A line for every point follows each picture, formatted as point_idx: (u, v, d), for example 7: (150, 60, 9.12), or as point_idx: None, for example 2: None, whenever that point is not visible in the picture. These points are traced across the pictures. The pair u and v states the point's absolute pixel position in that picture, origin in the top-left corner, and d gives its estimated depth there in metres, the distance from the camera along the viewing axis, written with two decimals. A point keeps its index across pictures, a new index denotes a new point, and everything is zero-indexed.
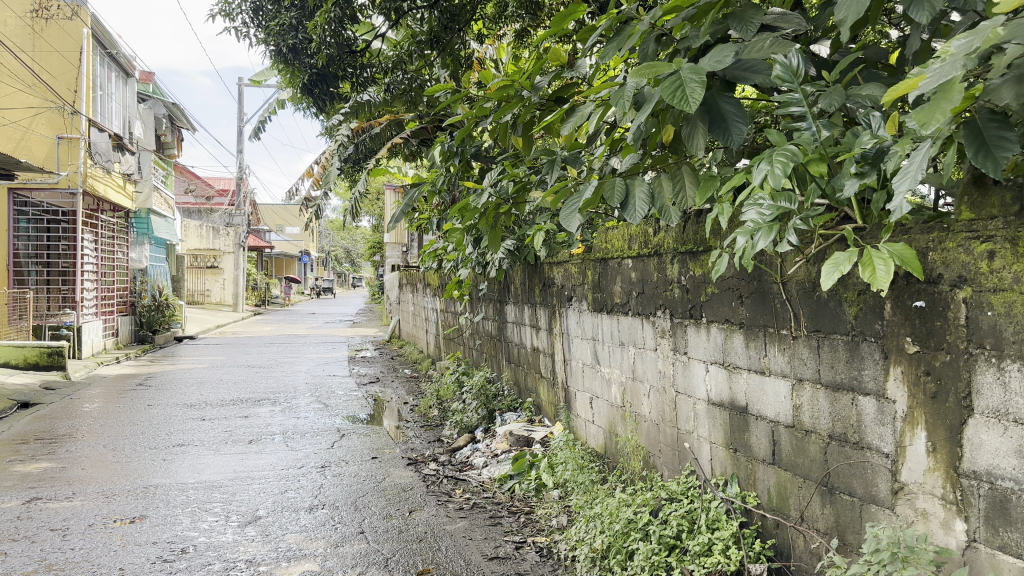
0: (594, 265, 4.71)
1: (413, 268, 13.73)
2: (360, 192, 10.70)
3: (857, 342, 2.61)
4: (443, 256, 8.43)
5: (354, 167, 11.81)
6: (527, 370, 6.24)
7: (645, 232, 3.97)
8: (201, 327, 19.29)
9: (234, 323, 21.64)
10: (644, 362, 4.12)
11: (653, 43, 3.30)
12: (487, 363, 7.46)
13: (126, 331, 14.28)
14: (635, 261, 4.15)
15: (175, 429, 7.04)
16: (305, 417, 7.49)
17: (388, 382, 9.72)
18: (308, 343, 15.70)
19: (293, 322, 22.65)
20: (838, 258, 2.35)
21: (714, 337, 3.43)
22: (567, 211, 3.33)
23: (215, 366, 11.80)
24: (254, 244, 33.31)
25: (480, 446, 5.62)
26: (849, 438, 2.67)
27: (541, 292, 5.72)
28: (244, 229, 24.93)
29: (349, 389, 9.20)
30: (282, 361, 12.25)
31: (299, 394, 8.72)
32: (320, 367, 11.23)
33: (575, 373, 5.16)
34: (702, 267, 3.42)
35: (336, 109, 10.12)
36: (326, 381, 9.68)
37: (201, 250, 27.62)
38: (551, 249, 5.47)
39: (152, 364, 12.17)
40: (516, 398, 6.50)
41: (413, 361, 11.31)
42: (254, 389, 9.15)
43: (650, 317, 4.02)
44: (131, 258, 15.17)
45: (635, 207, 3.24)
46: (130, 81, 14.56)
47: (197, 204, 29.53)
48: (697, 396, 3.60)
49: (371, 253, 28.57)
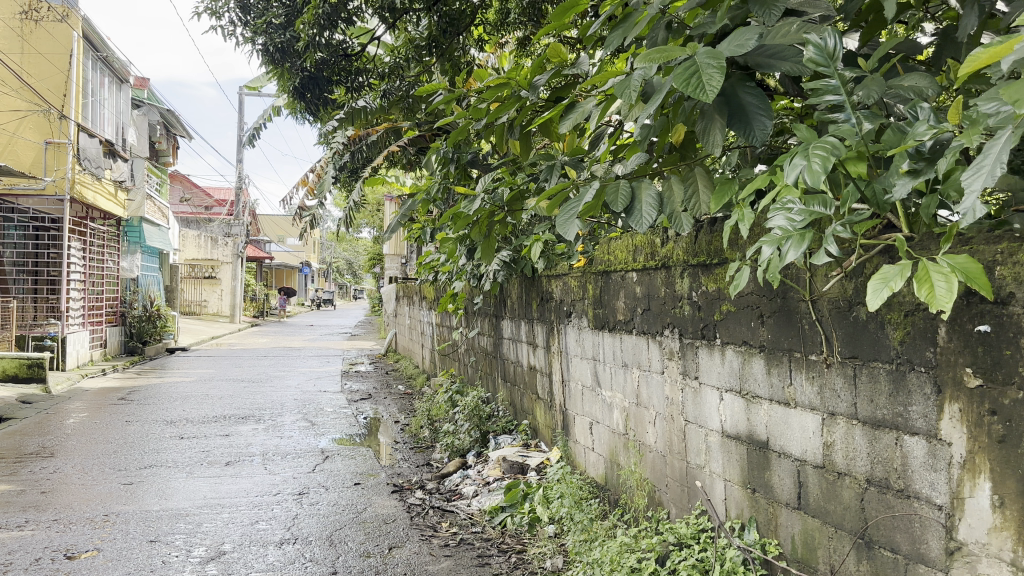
0: (595, 278, 4.33)
1: (411, 281, 13.35)
2: (356, 201, 10.33)
3: (903, 372, 2.22)
4: (438, 268, 8.05)
5: (351, 175, 11.45)
6: (524, 390, 5.83)
7: (652, 243, 3.58)
8: (195, 338, 18.91)
9: (229, 334, 21.25)
10: (649, 387, 3.73)
11: (663, 31, 2.94)
12: (481, 382, 7.06)
13: (115, 341, 13.89)
14: (639, 274, 3.76)
15: (151, 448, 6.64)
16: (289, 437, 7.08)
17: (380, 399, 9.31)
18: (302, 356, 15.30)
19: (291, 334, 22.29)
20: (887, 273, 1.95)
21: (729, 360, 3.04)
22: (564, 216, 2.94)
23: (203, 380, 11.41)
24: (253, 254, 32.97)
25: (470, 473, 5.21)
26: (892, 485, 2.28)
27: (539, 308, 5.33)
28: (242, 239, 24.57)
29: (339, 406, 8.80)
30: (273, 375, 11.85)
31: (286, 411, 8.32)
32: (311, 382, 10.81)
33: (574, 395, 4.76)
34: (717, 283, 3.04)
35: (331, 114, 9.77)
36: (315, 398, 9.27)
37: (199, 260, 27.28)
38: (549, 261, 5.09)
39: (138, 377, 11.78)
40: (511, 420, 6.10)
41: (408, 376, 10.90)
42: (239, 405, 8.75)
43: (656, 336, 3.63)
44: (121, 267, 14.81)
45: (641, 213, 2.85)
46: (124, 86, 14.25)
47: (195, 214, 29.21)
48: (710, 426, 3.21)
49: (371, 265, 28.23)
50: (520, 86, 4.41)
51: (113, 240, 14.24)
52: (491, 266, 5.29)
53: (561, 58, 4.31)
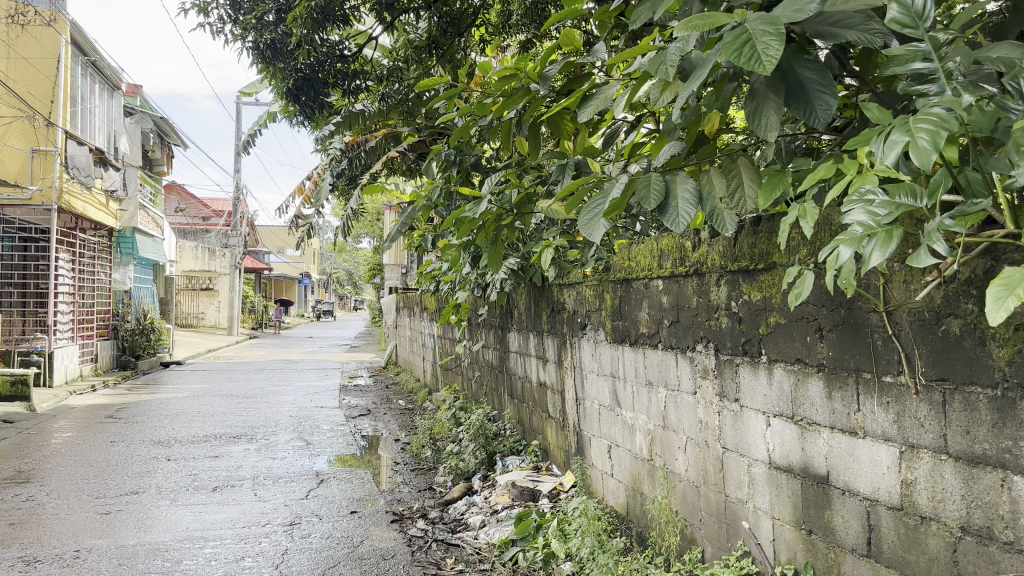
0: (612, 287, 3.92)
1: (411, 291, 12.95)
2: (354, 209, 9.93)
3: (1012, 399, 1.81)
4: (439, 278, 7.65)
5: (349, 183, 11.07)
6: (533, 408, 5.42)
7: (682, 247, 3.18)
8: (191, 352, 18.50)
9: (227, 347, 20.82)
10: (678, 408, 3.32)
11: (698, 4, 2.56)
12: (486, 398, 6.65)
13: (107, 356, 13.48)
14: (665, 281, 3.36)
15: (134, 472, 6.22)
16: (282, 458, 6.66)
17: (380, 415, 8.89)
18: (300, 369, 14.88)
19: (289, 346, 21.86)
20: (1011, 278, 1.55)
21: (778, 381, 2.64)
22: (587, 215, 2.49)
23: (195, 396, 10.98)
24: (251, 265, 32.58)
25: (476, 500, 4.79)
26: (996, 536, 1.87)
27: (550, 319, 4.92)
28: (240, 250, 24.20)
29: (336, 423, 8.38)
30: (269, 390, 11.43)
31: (280, 429, 7.90)
32: (308, 398, 10.39)
33: (590, 415, 4.36)
34: (765, 291, 2.64)
35: (327, 119, 9.40)
36: (312, 414, 8.85)
37: (196, 272, 26.88)
38: (561, 268, 4.67)
39: (130, 393, 11.37)
40: (519, 439, 5.68)
41: (408, 390, 10.48)
42: (231, 423, 8.33)
43: (687, 352, 3.22)
44: (113, 279, 14.42)
45: (679, 211, 2.42)
46: (116, 93, 13.89)
47: (193, 225, 28.84)
48: (754, 456, 2.81)
49: (371, 276, 27.85)
50: (530, 79, 4.02)
51: (104, 251, 13.85)
52: (497, 274, 4.88)
53: (574, 46, 3.93)
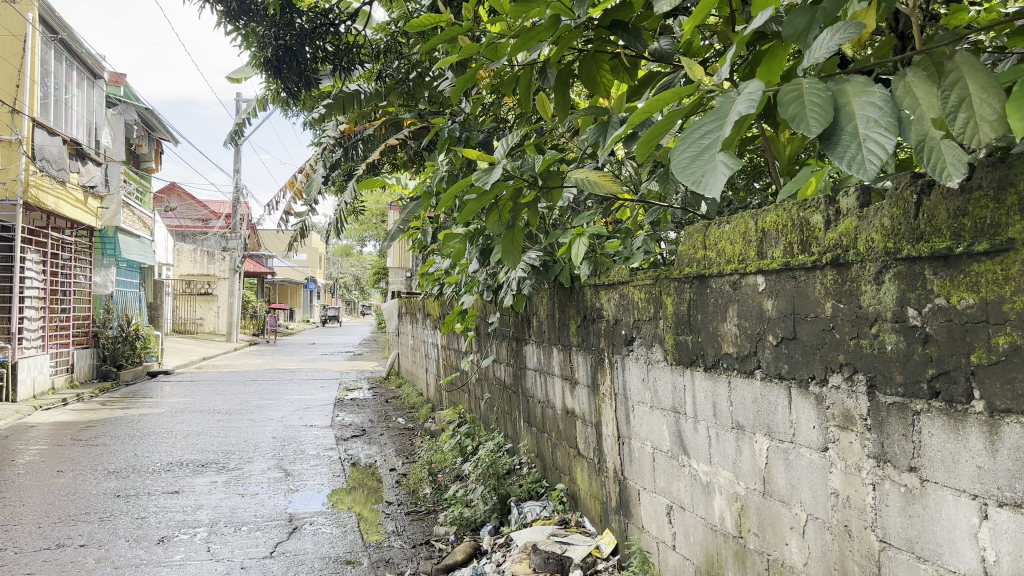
0: (673, 288, 2.81)
1: (414, 296, 11.84)
2: (348, 202, 8.81)
3: None
4: (444, 281, 6.52)
5: (345, 175, 9.97)
6: (557, 442, 4.29)
7: (805, 225, 2.07)
8: (183, 360, 17.39)
9: (222, 355, 19.72)
10: (792, 470, 2.22)
11: None
12: (497, 424, 5.52)
13: (84, 367, 12.41)
14: (769, 278, 2.25)
15: (70, 513, 5.10)
16: (252, 495, 5.52)
17: (376, 437, 7.77)
18: (294, 380, 13.73)
19: (288, 353, 20.74)
20: None
21: (1013, 446, 1.53)
22: (686, 146, 1.37)
23: (173, 411, 9.85)
24: (253, 269, 31.49)
25: (485, 568, 3.66)
26: None
27: (580, 331, 3.80)
28: (239, 253, 23.12)
29: (324, 447, 7.25)
30: (257, 404, 10.31)
31: (258, 455, 6.78)
32: (297, 414, 9.26)
33: (637, 462, 3.23)
34: (992, 293, 1.55)
35: (319, 100, 8.31)
36: (298, 436, 7.73)
37: (194, 276, 25.79)
38: (598, 264, 3.55)
39: (103, 408, 10.27)
40: (538, 479, 4.52)
41: (409, 407, 9.32)
42: (204, 447, 7.22)
43: (810, 387, 2.12)
44: (93, 282, 13.36)
45: (864, 142, 1.32)
46: (97, 82, 12.89)
47: (192, 228, 27.81)
48: (952, 568, 1.69)
49: (377, 279, 26.81)
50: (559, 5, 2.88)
51: (82, 252, 12.81)
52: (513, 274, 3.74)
53: None
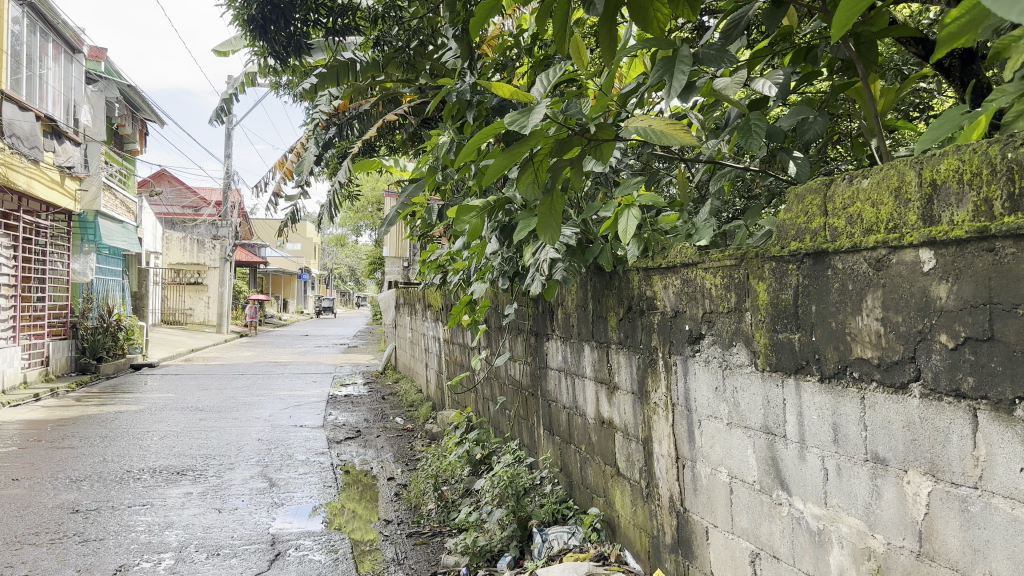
0: (769, 273, 2.12)
1: (413, 285, 11.15)
2: (342, 183, 8.11)
3: None
4: (449, 269, 5.83)
5: (339, 155, 9.26)
6: (588, 456, 3.61)
7: (1017, 169, 1.40)
8: (169, 352, 16.66)
9: (211, 347, 19.00)
10: (977, 528, 1.54)
11: None
12: (511, 431, 4.84)
13: (61, 359, 11.68)
14: (943, 254, 1.58)
15: (17, 532, 4.40)
16: (231, 511, 4.82)
17: (372, 439, 7.09)
18: (285, 374, 13.02)
19: (280, 346, 20.03)
20: None
21: None
22: None
23: (153, 409, 9.14)
24: (245, 258, 30.76)
25: None
26: None
27: (623, 326, 3.10)
28: (230, 241, 22.36)
29: (314, 450, 6.56)
30: (244, 401, 9.61)
31: (240, 461, 6.08)
32: (286, 412, 8.57)
33: (704, 492, 2.56)
34: None
35: (310, 71, 7.61)
36: (286, 438, 7.05)
37: (184, 265, 25.03)
38: (650, 244, 2.87)
39: (78, 404, 9.56)
40: (563, 499, 3.84)
41: (407, 405, 8.63)
42: (182, 451, 6.52)
43: (1016, 412, 1.44)
44: (71, 269, 12.63)
45: None
46: (76, 57, 12.17)
47: (181, 216, 27.04)
48: None
49: (373, 269, 26.19)
50: None
51: (59, 236, 12.09)
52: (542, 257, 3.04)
53: None
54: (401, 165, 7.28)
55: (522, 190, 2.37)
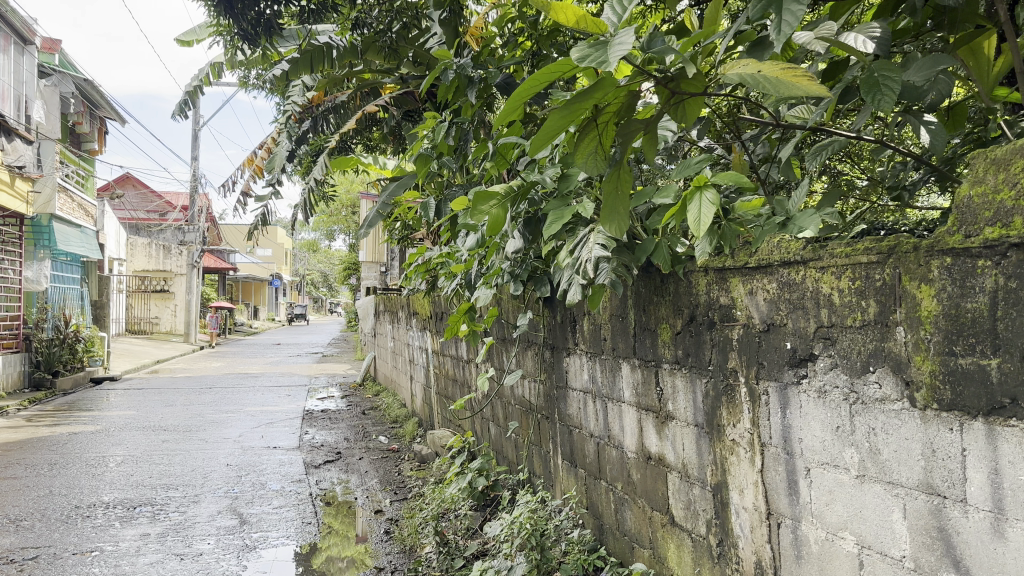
0: (941, 274, 1.53)
1: (393, 291, 10.48)
2: (318, 181, 7.43)
3: None
4: (441, 274, 5.19)
5: (313, 153, 8.56)
6: (626, 497, 2.97)
7: None
8: (133, 364, 15.76)
9: (178, 358, 18.13)
10: None
11: None
12: (519, 459, 4.20)
13: (12, 375, 10.81)
14: None
15: None
16: (194, 557, 4.11)
17: (355, 461, 6.41)
18: (256, 386, 12.24)
19: (251, 355, 19.16)
20: None
21: None
22: None
23: (111, 429, 8.34)
24: (213, 264, 29.76)
25: None
26: None
27: (681, 340, 2.48)
28: (197, 247, 21.47)
29: (290, 477, 5.85)
30: (211, 419, 8.85)
31: (206, 493, 5.36)
32: (257, 431, 7.84)
33: (813, 561, 1.95)
34: None
35: (280, 57, 6.93)
36: (258, 463, 6.33)
37: (149, 272, 24.03)
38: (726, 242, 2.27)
39: (28, 425, 8.73)
40: (592, 546, 3.21)
41: (391, 422, 7.96)
42: (139, 481, 5.78)
43: None
44: (24, 277, 11.77)
45: None
46: (28, 49, 11.35)
47: (146, 221, 26.04)
48: None
49: (347, 274, 25.44)
50: None
51: (10, 241, 11.24)
52: (582, 255, 2.41)
53: None
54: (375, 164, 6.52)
55: (585, 168, 1.75)
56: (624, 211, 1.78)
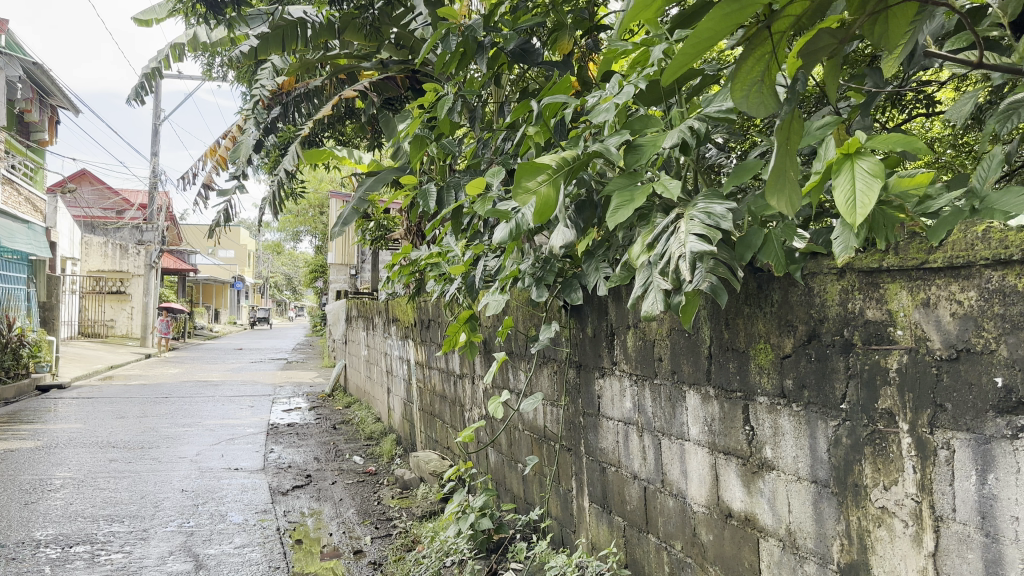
0: None
1: (366, 296, 9.78)
2: (289, 174, 6.72)
3: None
4: (431, 278, 4.52)
5: (283, 145, 7.83)
6: (687, 562, 2.33)
7: None
8: (84, 370, 14.77)
9: (133, 364, 17.14)
10: None
11: None
12: (529, 495, 3.56)
13: None
14: None
15: None
16: None
17: (328, 486, 5.70)
18: (216, 396, 11.41)
19: (211, 362, 18.22)
20: None
21: None
22: None
23: (53, 446, 7.49)
24: (173, 264, 28.64)
25: None
26: None
27: (788, 365, 1.86)
28: (156, 246, 20.46)
29: (254, 506, 5.13)
30: (165, 435, 8.04)
31: (155, 529, 4.61)
32: (216, 450, 7.06)
33: None
34: None
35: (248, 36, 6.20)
36: (219, 489, 5.59)
37: (104, 273, 22.90)
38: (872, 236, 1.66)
39: None
40: None
41: (365, 439, 7.26)
42: (77, 512, 5.00)
43: None
44: None
45: None
46: None
47: (101, 219, 24.85)
48: None
49: (313, 278, 24.61)
50: None
51: None
52: (661, 247, 1.76)
53: None
54: (352, 156, 5.67)
55: (742, 110, 1.11)
56: (796, 178, 1.14)
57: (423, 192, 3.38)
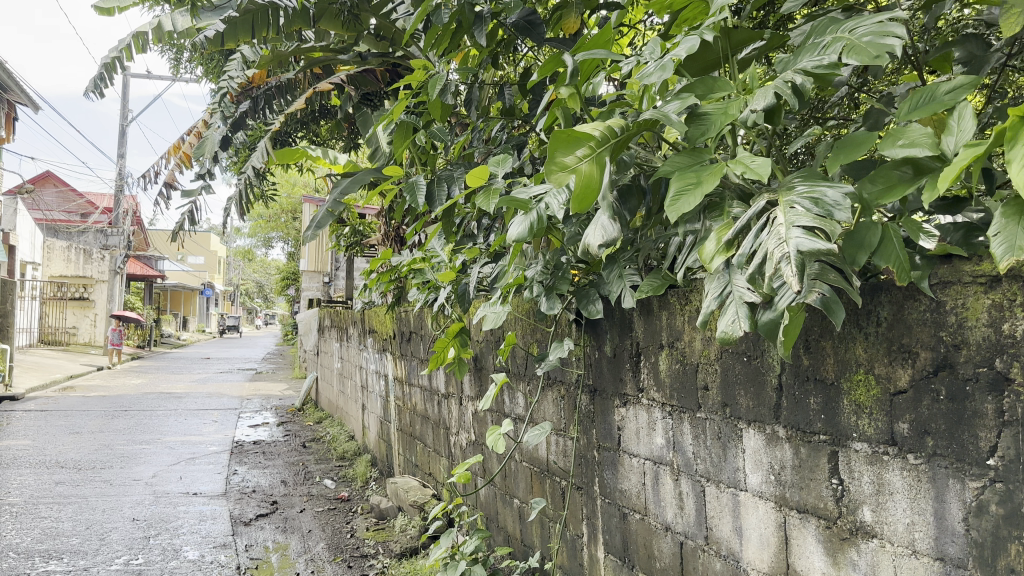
0: None
1: (340, 305, 9.25)
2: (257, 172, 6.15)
3: None
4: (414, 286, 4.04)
5: (252, 142, 7.28)
6: None
7: None
8: (41, 380, 14.03)
9: (94, 373, 16.38)
10: None
11: None
12: (529, 535, 3.08)
13: None
14: None
15: None
16: None
17: (295, 514, 5.18)
18: (179, 409, 10.78)
19: (176, 371, 17.50)
20: None
21: None
22: None
23: None
24: (139, 270, 27.72)
25: None
26: None
27: (903, 404, 1.41)
28: (121, 252, 19.66)
29: (213, 539, 4.59)
30: (120, 453, 7.44)
31: (96, 567, 4.05)
32: (175, 471, 6.48)
33: None
34: None
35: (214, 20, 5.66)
36: (174, 518, 5.03)
37: (67, 278, 22.03)
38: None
39: None
40: None
41: (336, 459, 6.73)
42: (10, 547, 4.42)
43: None
44: None
45: None
46: None
47: (65, 222, 23.94)
48: None
49: (285, 285, 23.95)
50: None
51: None
52: (748, 244, 1.31)
53: None
54: (328, 155, 4.77)
55: None
56: None
57: (409, 182, 2.90)
